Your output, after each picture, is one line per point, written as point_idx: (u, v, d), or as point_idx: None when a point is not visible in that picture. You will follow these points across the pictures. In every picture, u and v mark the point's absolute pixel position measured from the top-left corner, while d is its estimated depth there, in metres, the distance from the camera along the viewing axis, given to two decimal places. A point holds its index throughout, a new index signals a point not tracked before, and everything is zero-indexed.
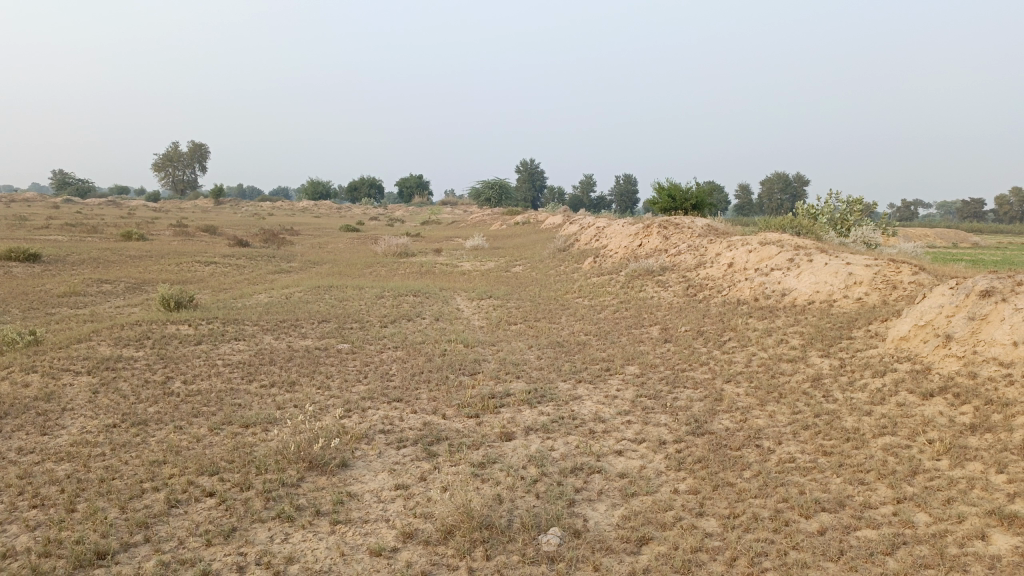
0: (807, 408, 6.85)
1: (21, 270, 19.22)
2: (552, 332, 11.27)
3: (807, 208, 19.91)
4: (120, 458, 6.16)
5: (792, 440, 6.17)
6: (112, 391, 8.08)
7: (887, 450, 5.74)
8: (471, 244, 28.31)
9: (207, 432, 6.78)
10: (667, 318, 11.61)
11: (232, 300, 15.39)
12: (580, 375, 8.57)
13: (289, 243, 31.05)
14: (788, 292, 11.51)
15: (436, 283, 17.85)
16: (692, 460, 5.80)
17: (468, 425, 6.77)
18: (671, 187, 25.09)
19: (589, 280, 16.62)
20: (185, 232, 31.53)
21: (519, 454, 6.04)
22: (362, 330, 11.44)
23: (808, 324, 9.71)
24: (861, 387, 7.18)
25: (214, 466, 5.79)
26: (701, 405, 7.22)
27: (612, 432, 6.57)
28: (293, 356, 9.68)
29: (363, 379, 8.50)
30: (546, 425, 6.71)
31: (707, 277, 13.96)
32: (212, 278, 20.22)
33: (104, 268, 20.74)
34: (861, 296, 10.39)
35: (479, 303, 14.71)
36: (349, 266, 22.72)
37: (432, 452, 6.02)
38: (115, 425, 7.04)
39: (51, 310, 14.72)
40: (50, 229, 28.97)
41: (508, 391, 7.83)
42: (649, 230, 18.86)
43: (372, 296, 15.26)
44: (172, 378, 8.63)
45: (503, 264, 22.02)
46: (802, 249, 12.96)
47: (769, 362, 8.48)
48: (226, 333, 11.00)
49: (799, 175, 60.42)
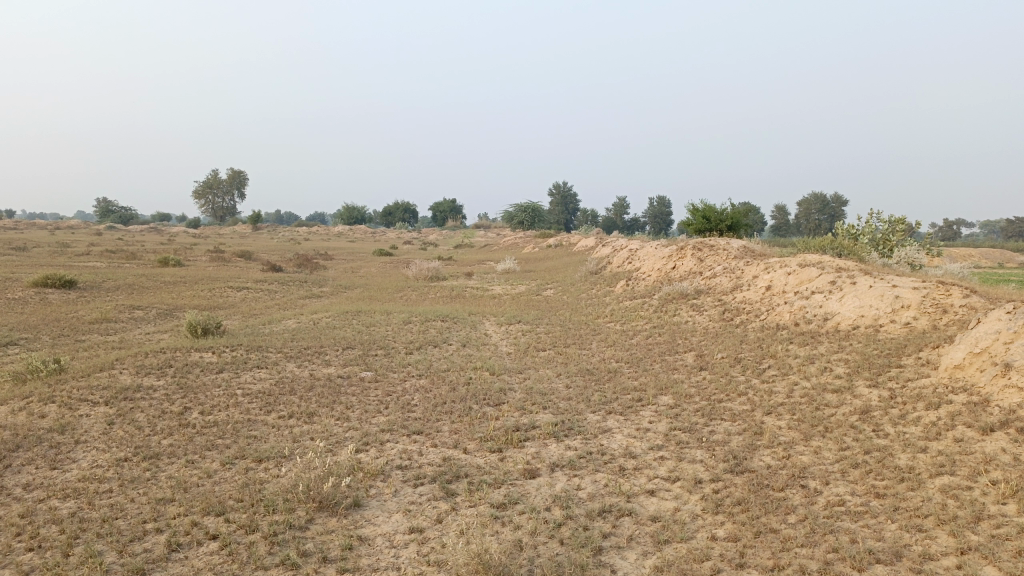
0: (855, 444, 6.35)
1: (57, 296, 19.36)
2: (582, 358, 10.87)
3: (847, 228, 19.27)
4: (127, 495, 5.90)
5: (840, 479, 5.69)
6: (128, 422, 7.86)
7: (946, 492, 5.23)
8: (503, 267, 28.05)
9: (219, 467, 6.50)
10: (703, 344, 11.14)
11: (260, 326, 15.25)
12: (610, 406, 8.15)
13: (322, 267, 31.09)
14: (831, 316, 10.97)
15: (465, 307, 17.58)
16: (730, 502, 5.35)
17: (490, 461, 6.40)
18: (706, 208, 24.62)
19: (622, 304, 16.20)
20: (221, 257, 31.78)
21: (543, 494, 5.65)
22: (387, 357, 11.16)
23: (853, 350, 9.18)
24: (914, 421, 6.65)
25: (221, 505, 5.50)
26: (740, 440, 6.76)
27: (644, 469, 6.15)
28: (314, 384, 9.41)
29: (384, 410, 8.19)
30: (573, 461, 6.31)
31: (744, 300, 13.46)
32: (243, 303, 20.18)
33: (138, 294, 20.85)
34: (909, 320, 9.83)
35: (508, 328, 14.37)
36: (380, 290, 22.58)
37: (451, 492, 5.66)
38: (126, 459, 6.79)
39: (81, 337, 14.71)
40: (89, 256, 29.41)
41: (534, 423, 7.45)
42: (683, 252, 18.38)
43: (400, 321, 15.00)
44: (190, 408, 8.39)
45: (534, 287, 21.69)
46: (844, 271, 12.41)
47: (812, 392, 7.98)
48: (249, 360, 10.79)
49: (837, 194, 59.35)
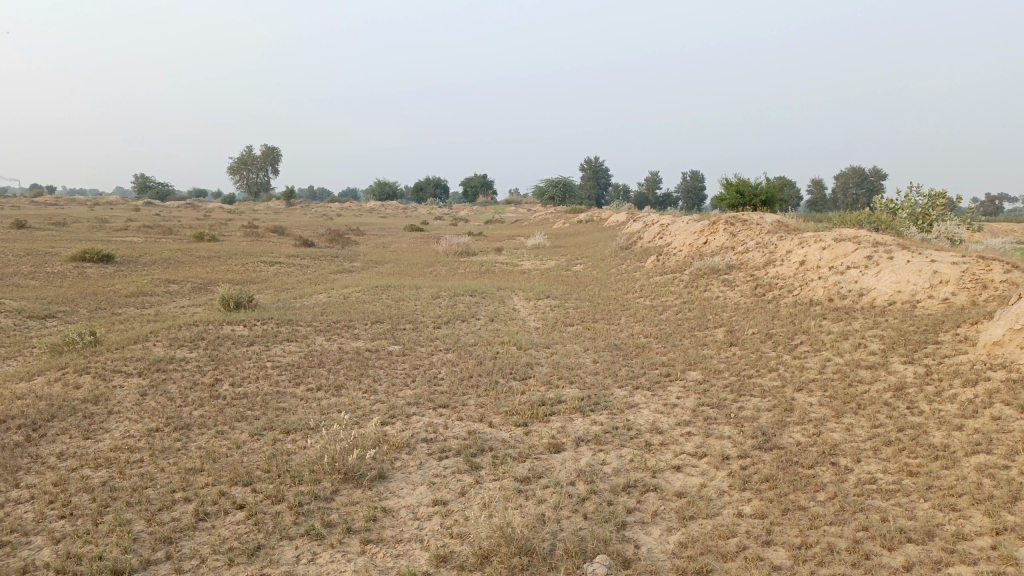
0: (888, 422, 6.20)
1: (95, 270, 19.72)
2: (610, 333, 10.78)
3: (885, 202, 18.82)
4: (157, 465, 5.99)
5: (871, 457, 5.57)
6: (160, 393, 7.98)
7: (982, 471, 5.08)
8: (533, 242, 27.94)
9: (248, 438, 6.56)
10: (734, 320, 10.98)
11: (291, 300, 15.38)
12: (637, 381, 8.07)
13: (354, 242, 31.27)
14: (866, 291, 10.73)
15: (494, 282, 17.54)
16: (758, 479, 5.27)
17: (515, 435, 6.38)
18: (739, 183, 24.23)
19: (652, 279, 16.04)
20: (254, 233, 32.10)
21: (567, 468, 5.61)
22: (415, 331, 11.18)
23: (888, 326, 8.97)
24: (950, 398, 6.48)
25: (248, 475, 5.56)
26: (769, 416, 6.65)
27: (670, 444, 6.08)
28: (342, 357, 9.47)
29: (411, 383, 8.21)
30: (599, 436, 6.26)
31: (777, 275, 13.23)
32: (276, 278, 20.38)
33: (174, 268, 21.16)
34: (947, 296, 9.57)
35: (537, 303, 14.31)
36: (410, 265, 22.63)
37: (475, 465, 5.65)
38: (158, 429, 6.90)
39: (117, 310, 14.96)
40: (126, 231, 29.93)
41: (560, 397, 7.41)
42: (715, 226, 18.11)
43: (429, 296, 15.02)
44: (221, 380, 8.49)
45: (564, 262, 21.57)
46: (881, 246, 12.12)
47: (845, 369, 7.81)
48: (279, 334, 10.88)
49: (876, 168, 58.01)
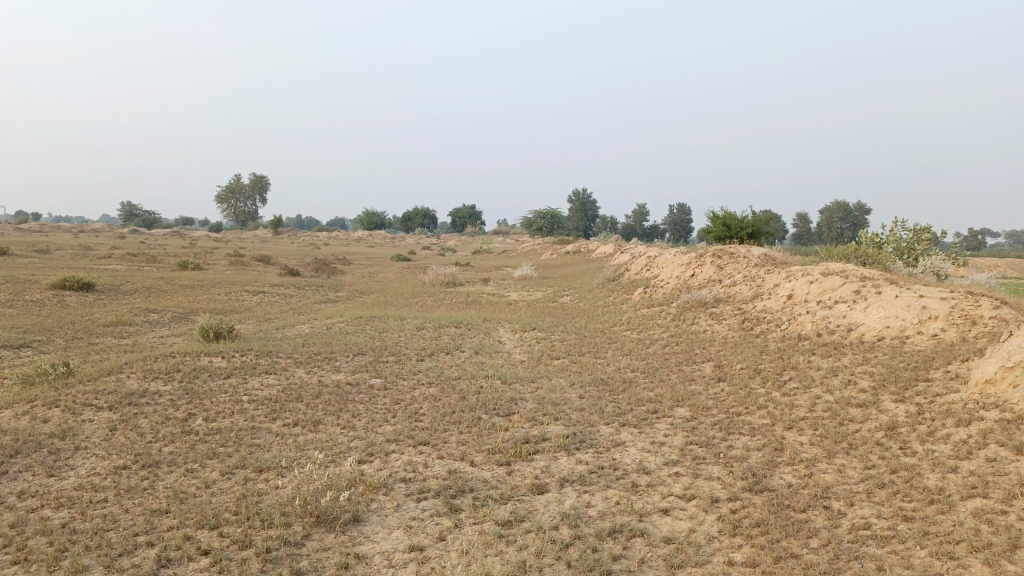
0: (881, 463, 6.02)
1: (75, 299, 19.37)
2: (597, 367, 10.59)
3: (871, 237, 18.85)
4: (122, 506, 5.72)
5: (865, 501, 5.38)
6: (130, 428, 7.70)
7: (979, 516, 4.90)
8: (519, 273, 27.81)
9: (219, 476, 6.30)
10: (722, 354, 10.82)
11: (272, 331, 15.10)
12: (624, 418, 7.87)
13: (339, 271, 31.01)
14: (855, 326, 10.62)
15: (480, 314, 17.34)
16: (749, 524, 5.06)
17: (497, 475, 6.15)
18: (726, 216, 24.25)
19: (639, 312, 15.90)
20: (240, 261, 31.81)
21: (551, 511, 5.39)
22: (397, 364, 10.95)
23: (878, 363, 8.84)
24: (943, 438, 6.32)
25: (216, 518, 5.30)
26: (759, 456, 6.46)
27: (658, 486, 5.87)
28: (322, 391, 9.22)
29: (391, 419, 7.97)
30: (583, 476, 6.05)
31: (765, 309, 13.12)
32: (258, 308, 20.07)
33: (155, 297, 20.84)
34: (936, 332, 9.47)
35: (522, 336, 14.11)
36: (395, 295, 22.40)
37: (455, 508, 5.42)
38: (125, 467, 6.62)
39: (94, 340, 14.63)
40: (110, 259, 29.58)
41: (544, 435, 7.20)
42: (702, 259, 18.04)
43: (413, 327, 14.79)
44: (194, 415, 8.22)
45: (550, 294, 21.42)
46: (868, 280, 12.05)
47: (835, 406, 7.65)
48: (258, 366, 10.61)
49: (861, 202, 58.49)
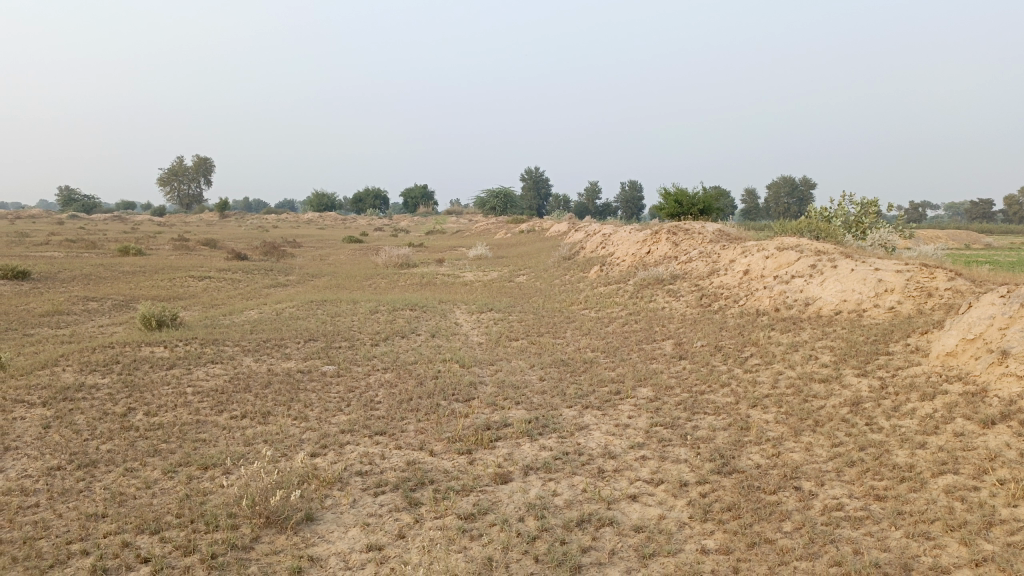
0: (848, 440, 5.94)
1: (9, 288, 18.45)
2: (556, 348, 10.37)
3: (820, 211, 18.99)
4: (54, 511, 5.31)
5: (835, 480, 5.28)
6: (65, 426, 7.21)
7: (952, 494, 4.82)
8: (474, 253, 27.46)
9: (160, 476, 5.91)
10: (681, 332, 10.70)
11: (219, 318, 14.55)
12: (586, 400, 7.67)
13: (290, 254, 30.27)
14: (812, 300, 10.60)
15: (435, 295, 17.01)
16: (720, 509, 4.90)
17: (458, 465, 5.89)
18: (678, 192, 24.25)
19: (596, 290, 15.76)
20: (185, 245, 30.81)
21: (515, 502, 5.16)
22: (351, 349, 10.59)
23: (837, 337, 8.80)
24: (909, 413, 6.26)
25: (156, 522, 4.93)
26: (725, 436, 6.32)
27: (624, 471, 5.68)
28: (272, 380, 8.82)
29: (345, 408, 7.63)
30: (548, 463, 5.82)
31: (722, 285, 13.06)
32: (205, 293, 19.40)
33: (96, 285, 19.98)
34: (893, 305, 9.49)
35: (479, 317, 13.85)
36: (348, 278, 21.91)
37: (415, 502, 5.15)
38: (58, 467, 6.16)
39: (29, 331, 13.90)
40: (48, 245, 28.41)
41: (505, 420, 6.95)
42: (658, 236, 17.96)
43: (367, 311, 14.40)
44: (135, 410, 7.76)
45: (506, 273, 21.17)
46: (824, 254, 12.05)
47: (799, 382, 7.57)
48: (203, 355, 10.13)
49: (807, 178, 59.45)
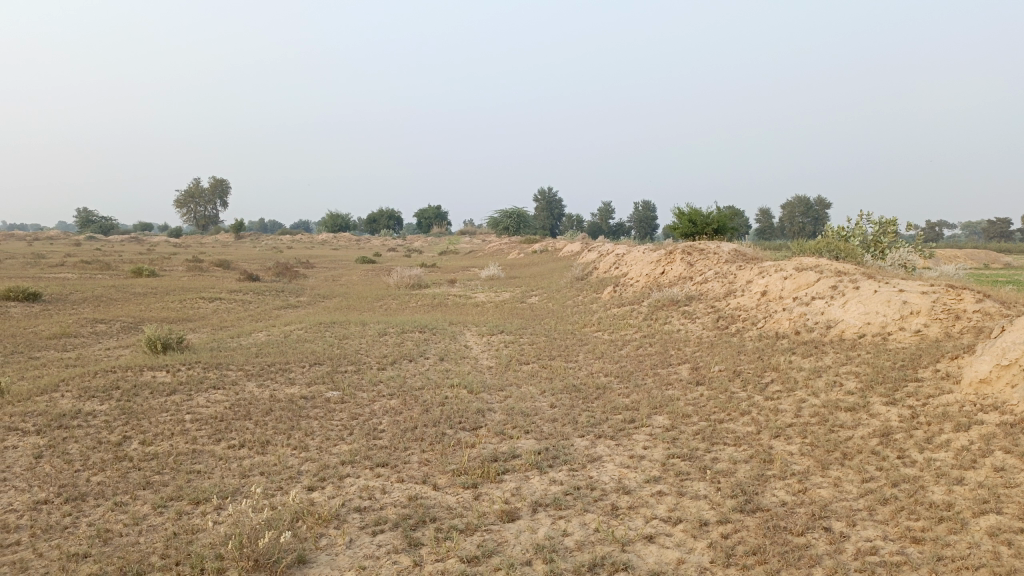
0: (880, 475, 5.56)
1: (19, 310, 18.34)
2: (568, 373, 10.02)
3: (837, 230, 18.59)
4: (35, 549, 4.98)
5: (867, 520, 4.90)
6: (57, 455, 6.92)
7: (997, 537, 4.44)
8: (486, 274, 27.20)
9: (149, 512, 5.60)
10: (698, 355, 10.33)
11: (226, 340, 14.29)
12: (599, 429, 7.32)
13: (302, 276, 30.14)
14: (834, 323, 10.21)
15: (445, 317, 16.71)
16: (744, 553, 4.54)
17: (462, 501, 5.55)
18: (692, 212, 23.90)
19: (609, 312, 15.40)
20: (198, 267, 30.77)
21: (522, 543, 4.82)
22: (357, 373, 10.29)
23: (862, 362, 8.40)
24: (943, 445, 5.87)
25: (140, 564, 4.62)
26: (747, 470, 5.95)
27: (640, 508, 5.32)
28: (273, 407, 8.52)
29: (347, 437, 7.33)
30: (558, 499, 5.47)
31: (739, 306, 12.69)
32: (214, 315, 19.23)
33: (106, 307, 19.83)
34: (919, 328, 9.08)
35: (490, 339, 13.52)
36: (359, 300, 21.68)
37: (416, 543, 4.82)
38: (45, 501, 5.84)
39: (35, 355, 13.70)
40: (61, 267, 28.37)
41: (513, 451, 6.61)
42: (672, 257, 17.62)
43: (375, 333, 14.13)
44: (130, 438, 7.47)
45: (518, 294, 20.89)
46: (845, 275, 11.66)
47: (823, 411, 7.19)
48: (206, 381, 9.85)
49: (821, 197, 58.86)
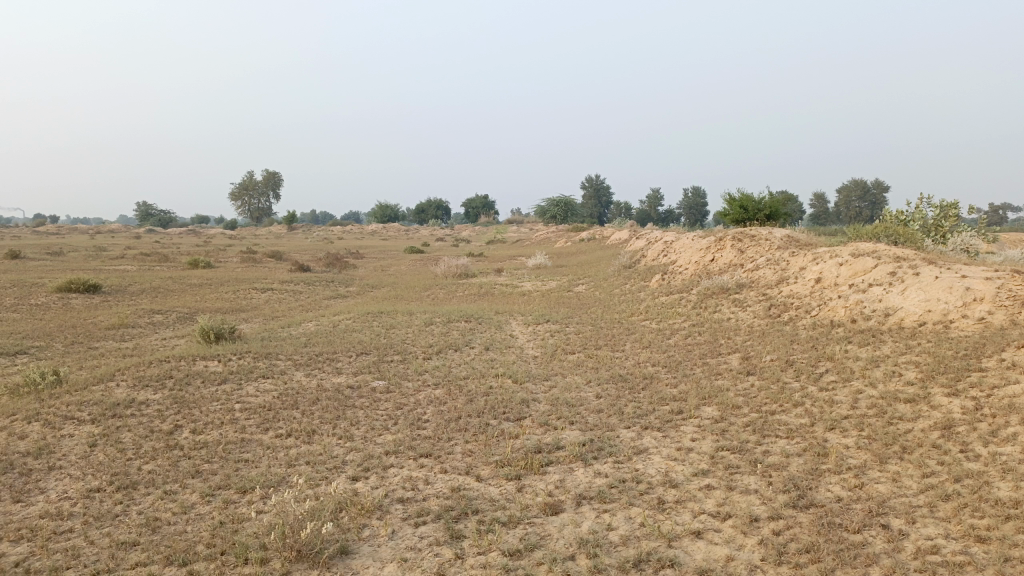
0: (941, 470, 5.31)
1: (81, 301, 18.90)
2: (614, 363, 9.87)
3: (896, 214, 17.97)
4: (87, 537, 5.08)
5: (928, 517, 4.68)
6: (111, 444, 7.06)
7: None
8: (534, 262, 27.08)
9: (198, 500, 5.67)
10: (748, 345, 10.07)
11: (277, 330, 14.50)
12: (646, 420, 7.17)
13: (352, 266, 30.47)
14: (892, 311, 9.84)
15: (492, 306, 16.67)
16: (796, 550, 4.37)
17: (505, 493, 5.48)
18: (743, 198, 23.39)
19: (657, 300, 15.16)
20: (251, 258, 31.35)
21: (566, 537, 4.73)
22: (403, 363, 10.31)
23: (922, 351, 8.07)
24: (1010, 439, 5.58)
25: (186, 554, 4.68)
26: (801, 463, 5.75)
27: (687, 503, 5.18)
28: (320, 396, 8.58)
29: (391, 427, 7.32)
30: (603, 492, 5.37)
31: (792, 294, 12.35)
32: (266, 305, 19.52)
33: (163, 297, 20.31)
34: (983, 315, 8.68)
35: (536, 329, 13.43)
36: (407, 289, 21.80)
37: (458, 535, 4.77)
38: (98, 489, 5.96)
39: (94, 345, 14.08)
40: (121, 259, 29.18)
41: (558, 443, 6.52)
42: (722, 243, 17.25)
43: (422, 322, 14.16)
44: (181, 428, 7.60)
45: (566, 283, 20.73)
46: (904, 261, 11.23)
47: (881, 402, 6.92)
48: (255, 370, 9.98)
49: (878, 180, 57.15)
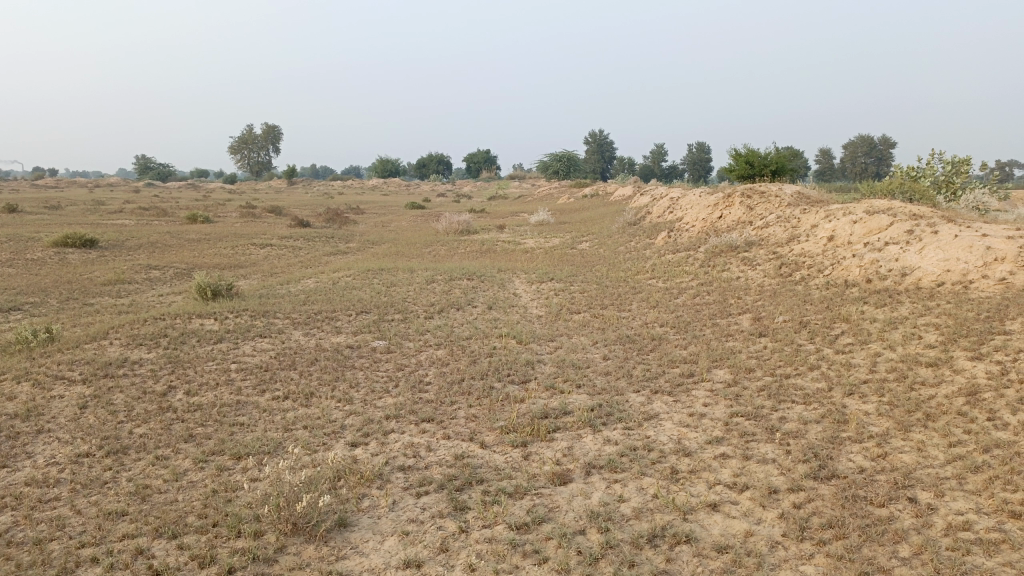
0: (969, 439, 5.05)
1: (77, 256, 18.57)
2: (621, 323, 9.59)
3: (906, 169, 17.52)
4: (75, 505, 4.85)
5: (956, 491, 4.44)
6: (102, 406, 6.82)
7: None
8: (536, 219, 26.64)
9: (191, 467, 5.44)
10: (759, 305, 9.78)
11: (275, 288, 14.19)
12: (656, 384, 6.91)
13: (353, 222, 30.04)
14: (909, 271, 9.52)
15: (495, 263, 16.34)
16: (819, 526, 4.13)
17: (511, 461, 5.24)
18: (749, 153, 22.86)
19: (664, 258, 14.83)
20: (251, 213, 30.90)
21: (575, 509, 4.49)
22: (403, 322, 10.04)
23: (942, 313, 7.77)
24: None
25: (177, 525, 4.45)
26: (820, 431, 5.50)
27: (702, 472, 4.94)
28: (319, 356, 8.34)
29: (392, 390, 7.07)
30: (613, 461, 5.13)
31: (803, 252, 12.02)
32: (265, 262, 19.20)
33: (160, 253, 19.99)
34: (1005, 276, 8.36)
35: (540, 287, 13.14)
36: (408, 245, 21.45)
37: (462, 507, 4.54)
38: (87, 454, 5.73)
39: (90, 301, 13.80)
40: (119, 214, 28.74)
41: (565, 407, 6.27)
42: (731, 200, 16.84)
43: (423, 280, 13.84)
44: (175, 389, 7.35)
45: (569, 240, 20.38)
46: (921, 218, 10.86)
47: (901, 366, 6.65)
48: (252, 329, 9.71)
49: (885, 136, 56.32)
